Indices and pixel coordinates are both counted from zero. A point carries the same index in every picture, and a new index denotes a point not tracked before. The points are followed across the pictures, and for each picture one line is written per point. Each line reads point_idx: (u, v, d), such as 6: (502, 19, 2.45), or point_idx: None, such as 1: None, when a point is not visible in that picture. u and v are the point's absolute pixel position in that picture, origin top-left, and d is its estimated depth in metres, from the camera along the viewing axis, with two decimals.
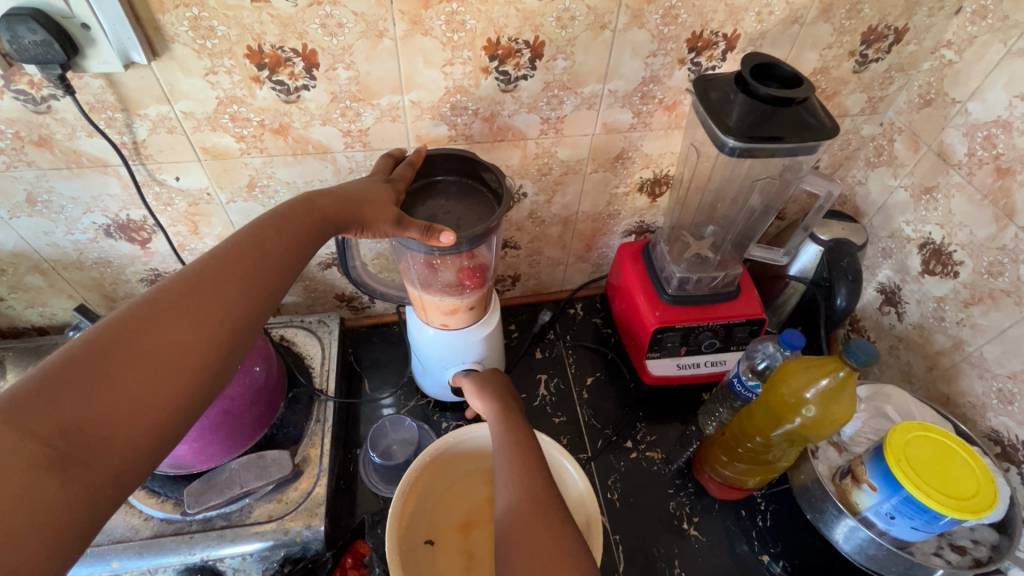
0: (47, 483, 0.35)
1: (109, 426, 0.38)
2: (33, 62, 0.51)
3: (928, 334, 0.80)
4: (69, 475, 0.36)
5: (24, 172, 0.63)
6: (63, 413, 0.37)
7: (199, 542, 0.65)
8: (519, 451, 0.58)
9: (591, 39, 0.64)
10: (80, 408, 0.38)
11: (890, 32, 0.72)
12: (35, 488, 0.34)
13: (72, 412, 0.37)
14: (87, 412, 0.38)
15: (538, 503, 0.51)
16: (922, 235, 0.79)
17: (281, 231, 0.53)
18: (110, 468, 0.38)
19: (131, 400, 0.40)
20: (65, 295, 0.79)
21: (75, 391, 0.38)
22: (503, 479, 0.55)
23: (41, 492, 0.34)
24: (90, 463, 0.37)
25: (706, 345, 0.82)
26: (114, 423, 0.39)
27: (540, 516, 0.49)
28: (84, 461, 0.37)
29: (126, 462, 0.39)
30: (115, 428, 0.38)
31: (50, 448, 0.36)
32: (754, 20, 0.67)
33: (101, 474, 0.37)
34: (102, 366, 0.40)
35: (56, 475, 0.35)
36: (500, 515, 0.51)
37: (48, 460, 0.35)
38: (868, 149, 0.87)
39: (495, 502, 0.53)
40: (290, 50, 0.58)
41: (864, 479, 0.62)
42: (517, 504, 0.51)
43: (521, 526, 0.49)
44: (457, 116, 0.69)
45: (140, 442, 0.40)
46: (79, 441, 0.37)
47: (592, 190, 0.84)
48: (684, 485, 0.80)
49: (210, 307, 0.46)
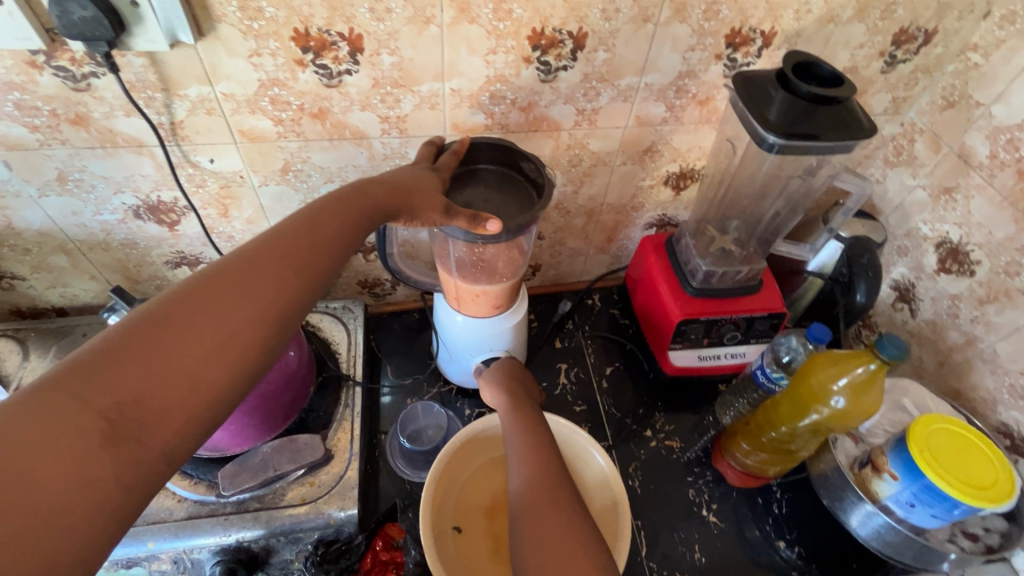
0: (99, 456, 0.35)
1: (162, 401, 0.38)
2: (79, 38, 0.50)
3: (940, 330, 0.83)
4: (121, 450, 0.36)
5: (57, 151, 0.62)
6: (120, 384, 0.37)
7: (234, 524, 0.65)
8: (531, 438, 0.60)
9: (633, 32, 0.65)
10: (137, 381, 0.38)
11: (920, 34, 0.74)
12: (89, 462, 0.34)
13: (128, 384, 0.37)
14: (142, 384, 0.38)
15: (552, 488, 0.52)
16: (939, 234, 0.81)
17: (334, 214, 0.53)
18: (160, 443, 0.38)
19: (184, 375, 0.40)
20: (88, 276, 0.78)
21: (131, 362, 0.38)
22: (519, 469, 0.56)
23: (96, 466, 0.34)
24: (140, 438, 0.37)
25: (728, 338, 0.84)
26: (167, 398, 0.39)
27: (560, 501, 0.50)
28: (136, 435, 0.37)
29: (176, 438, 0.39)
30: (168, 403, 0.39)
31: (104, 420, 0.36)
32: (791, 18, 0.68)
33: (150, 449, 0.37)
34: (158, 339, 0.40)
35: (109, 450, 0.35)
36: (513, 496, 0.53)
37: (102, 433, 0.35)
38: (888, 149, 0.88)
39: (508, 484, 0.55)
40: (336, 33, 0.58)
41: (884, 469, 0.65)
42: (528, 487, 0.52)
43: (538, 516, 0.49)
44: (495, 105, 0.69)
45: (190, 417, 0.40)
46: (133, 415, 0.37)
47: (620, 183, 0.84)
48: (703, 473, 0.83)
49: (265, 286, 0.47)
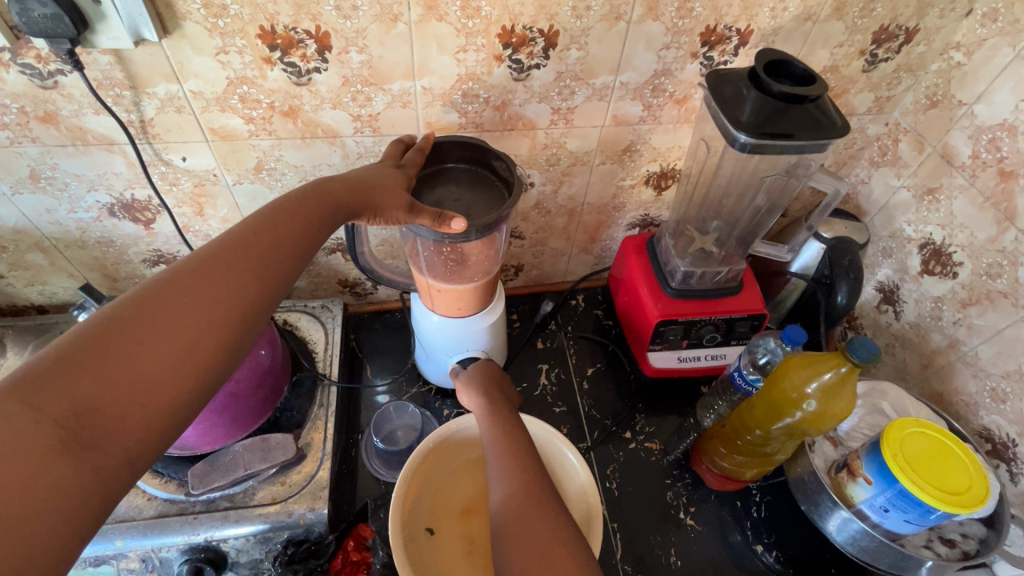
0: (61, 465, 0.34)
1: (123, 408, 0.38)
2: (41, 36, 0.50)
3: (924, 332, 0.81)
4: (83, 458, 0.35)
5: (28, 148, 0.62)
6: (78, 392, 0.36)
7: (203, 523, 0.65)
8: (508, 438, 0.58)
9: (606, 30, 0.64)
10: (96, 388, 0.37)
11: (901, 32, 0.72)
12: (48, 472, 0.34)
13: (85, 392, 0.37)
14: (101, 391, 0.37)
15: (538, 499, 0.50)
16: (923, 235, 0.80)
17: (296, 213, 0.53)
18: (124, 449, 0.37)
19: (145, 380, 0.39)
20: (66, 274, 0.79)
21: (89, 369, 0.37)
22: (497, 471, 0.55)
23: (56, 476, 0.34)
24: (102, 445, 0.36)
25: (708, 339, 0.83)
26: (127, 404, 0.38)
27: (539, 504, 0.50)
28: (98, 443, 0.36)
29: (138, 444, 0.38)
30: (129, 410, 0.38)
31: (63, 429, 0.35)
32: (767, 16, 0.67)
33: (113, 457, 0.37)
34: (115, 345, 0.39)
35: (69, 459, 0.35)
36: (495, 508, 0.51)
37: (61, 442, 0.35)
38: (873, 149, 0.87)
39: (490, 497, 0.53)
40: (302, 31, 0.58)
41: (859, 473, 0.64)
42: (514, 498, 0.51)
43: (518, 520, 0.49)
44: (468, 103, 0.68)
45: (154, 423, 0.39)
46: (93, 423, 0.36)
47: (599, 182, 0.84)
48: (682, 476, 0.82)
49: (225, 288, 0.46)
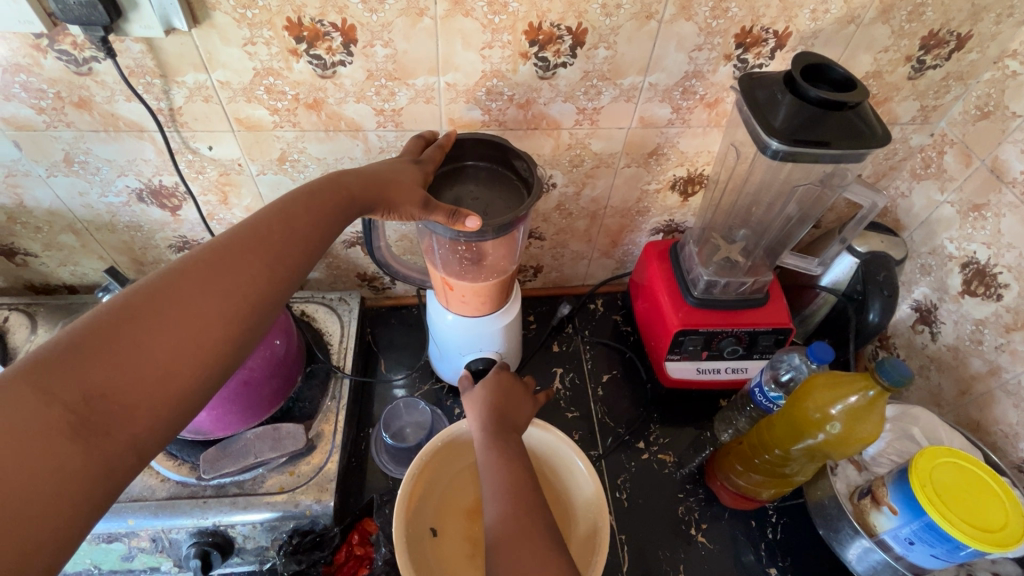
0: (68, 450, 0.34)
1: (131, 395, 0.38)
2: (77, 23, 0.51)
3: (962, 357, 0.77)
4: (90, 443, 0.36)
5: (62, 133, 0.64)
6: (88, 378, 0.37)
7: (212, 508, 0.66)
8: (502, 451, 0.57)
9: (636, 29, 0.62)
10: (106, 374, 0.37)
11: (952, 37, 0.68)
12: (56, 456, 0.34)
13: (95, 378, 0.37)
14: (111, 377, 0.37)
15: (527, 523, 0.49)
16: (966, 253, 0.76)
17: (310, 205, 0.53)
18: (131, 437, 0.38)
19: (154, 368, 0.39)
20: (96, 256, 0.81)
21: (99, 356, 0.38)
22: (491, 487, 0.53)
23: (65, 459, 0.34)
24: (110, 431, 0.37)
25: (729, 352, 0.80)
26: (137, 392, 0.38)
27: (528, 526, 0.49)
28: (106, 430, 0.37)
29: (146, 430, 0.39)
30: (137, 397, 0.38)
31: (72, 414, 0.35)
32: (808, 18, 0.64)
33: (120, 443, 0.37)
34: (126, 333, 0.39)
35: (78, 444, 0.35)
36: (487, 527, 0.50)
37: (71, 426, 0.35)
38: (915, 160, 0.83)
39: (483, 514, 0.52)
40: (329, 23, 0.58)
41: (884, 501, 0.61)
42: (505, 519, 0.50)
43: (512, 544, 0.48)
44: (492, 101, 0.67)
45: (161, 412, 0.39)
46: (102, 409, 0.37)
47: (624, 185, 0.82)
48: (695, 490, 0.79)
49: (235, 279, 0.46)
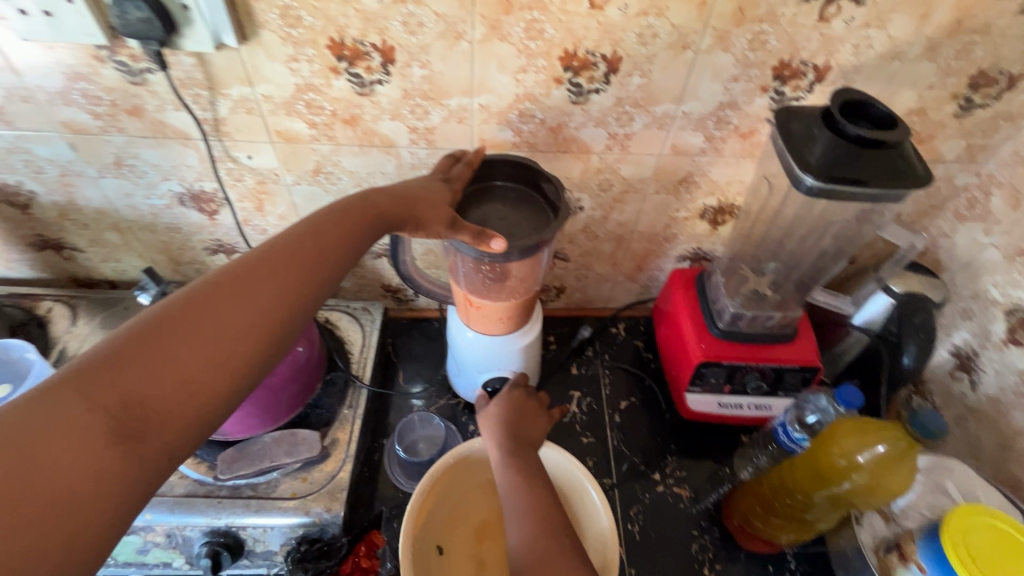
0: (106, 455, 0.36)
1: (166, 402, 0.39)
2: (134, 37, 0.54)
3: (1004, 409, 0.73)
4: (127, 449, 0.37)
5: (114, 137, 0.67)
6: (127, 385, 0.38)
7: (225, 508, 0.67)
8: (524, 472, 0.57)
9: (671, 58, 0.62)
10: (144, 381, 0.39)
11: (1003, 77, 0.66)
12: (97, 460, 0.35)
13: (133, 385, 0.38)
14: (148, 385, 0.39)
15: (553, 544, 0.49)
16: (1011, 300, 0.72)
17: (340, 222, 0.54)
18: (165, 443, 0.39)
19: (188, 376, 0.41)
20: (136, 254, 0.85)
21: (138, 364, 0.39)
22: (515, 507, 0.53)
23: (104, 464, 0.35)
24: (146, 437, 0.38)
25: (752, 387, 0.78)
26: (172, 399, 0.39)
27: (554, 548, 0.48)
28: (142, 436, 0.38)
29: (180, 438, 0.40)
30: (172, 404, 0.39)
31: (111, 419, 0.37)
32: (849, 53, 0.63)
33: (155, 450, 0.38)
34: (163, 342, 0.41)
35: (117, 449, 0.36)
36: (512, 551, 0.50)
37: (111, 431, 0.36)
38: (960, 200, 0.79)
39: (507, 537, 0.51)
40: (369, 44, 0.59)
41: (911, 558, 0.57)
42: (530, 541, 0.49)
43: (540, 565, 0.47)
44: (524, 123, 0.68)
45: (194, 419, 0.41)
46: (139, 415, 0.38)
47: (652, 211, 0.81)
48: (710, 528, 0.77)
49: (267, 291, 0.47)
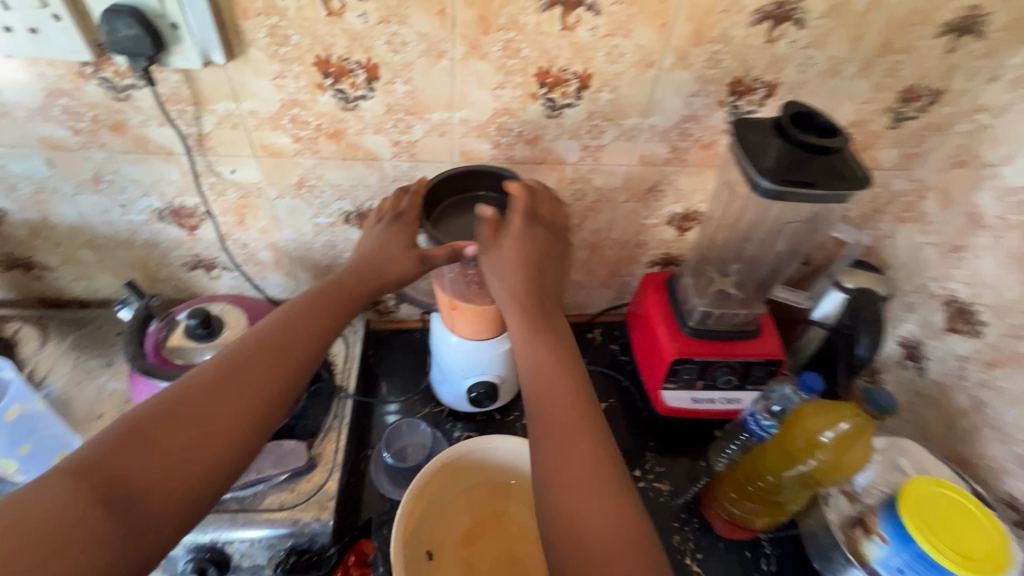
0: (97, 526, 0.41)
1: (152, 484, 0.45)
2: (122, 54, 0.55)
3: (947, 392, 0.80)
4: (117, 520, 0.42)
5: (94, 153, 0.68)
6: (117, 470, 0.44)
7: (210, 524, 0.66)
8: (557, 421, 0.55)
9: (637, 75, 0.68)
10: (133, 467, 0.45)
11: (928, 92, 0.74)
12: (89, 529, 0.41)
13: (123, 471, 0.44)
14: (137, 470, 0.45)
15: (584, 502, 0.49)
16: (947, 292, 0.79)
17: (315, 307, 0.61)
18: (152, 518, 0.44)
19: (172, 459, 0.46)
20: (111, 272, 0.83)
21: (130, 451, 0.45)
22: (548, 466, 0.53)
23: (94, 532, 0.41)
24: (133, 511, 0.43)
25: (723, 382, 0.82)
26: (158, 481, 0.45)
27: (585, 519, 0.49)
28: (129, 511, 0.43)
29: (166, 512, 0.45)
30: (156, 485, 0.45)
31: (102, 498, 0.42)
32: (794, 70, 0.70)
33: (142, 522, 0.43)
34: (153, 431, 0.47)
35: (107, 520, 0.42)
36: (541, 522, 0.51)
37: (102, 504, 0.42)
38: (898, 205, 0.86)
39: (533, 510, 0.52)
40: (354, 62, 0.62)
41: (874, 531, 0.62)
42: (557, 512, 0.50)
43: (572, 529, 0.48)
44: (502, 136, 0.72)
45: (179, 496, 0.45)
46: (126, 494, 0.43)
47: (623, 219, 0.86)
48: (690, 520, 0.80)
49: (248, 377, 0.53)
